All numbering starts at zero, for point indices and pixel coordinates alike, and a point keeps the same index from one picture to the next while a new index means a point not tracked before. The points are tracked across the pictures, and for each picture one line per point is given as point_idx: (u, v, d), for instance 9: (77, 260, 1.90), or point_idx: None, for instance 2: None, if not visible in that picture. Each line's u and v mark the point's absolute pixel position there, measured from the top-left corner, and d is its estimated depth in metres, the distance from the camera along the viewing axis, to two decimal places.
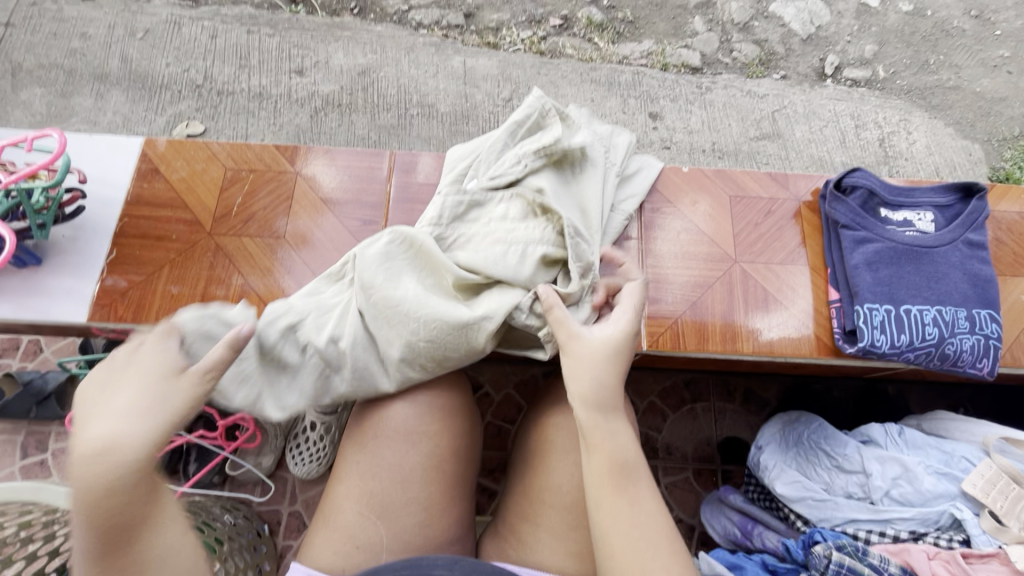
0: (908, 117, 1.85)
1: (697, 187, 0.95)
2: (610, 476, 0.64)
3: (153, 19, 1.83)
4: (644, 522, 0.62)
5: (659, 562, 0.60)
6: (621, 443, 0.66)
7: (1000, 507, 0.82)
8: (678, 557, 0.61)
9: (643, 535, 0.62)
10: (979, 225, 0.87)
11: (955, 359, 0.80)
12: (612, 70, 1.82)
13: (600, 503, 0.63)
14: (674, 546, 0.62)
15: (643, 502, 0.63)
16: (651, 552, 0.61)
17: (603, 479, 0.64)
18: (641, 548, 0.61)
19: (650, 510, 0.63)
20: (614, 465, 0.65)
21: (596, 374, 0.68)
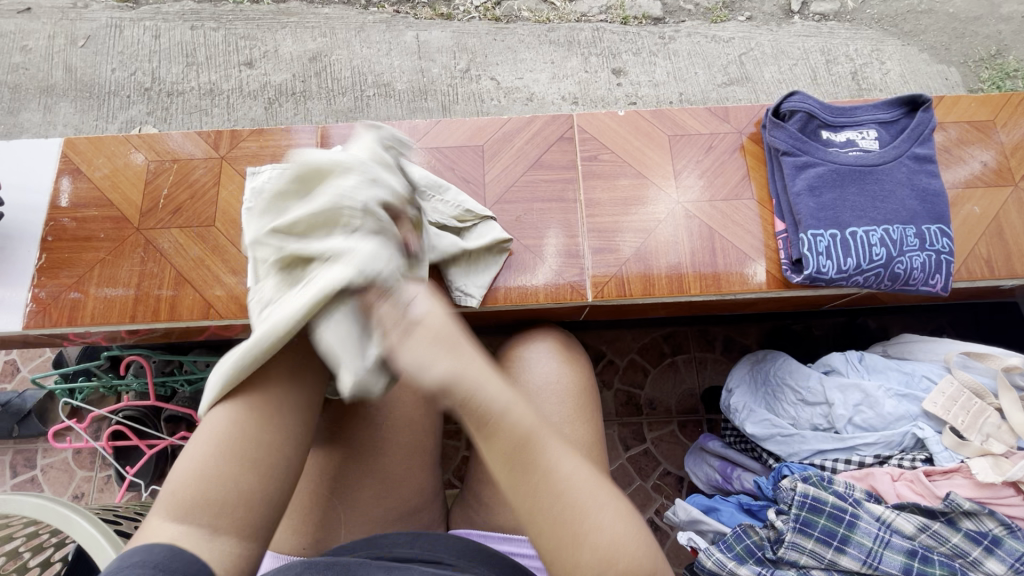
0: (880, 47, 1.79)
1: (636, 132, 0.92)
2: (513, 459, 0.55)
3: (93, 24, 1.76)
4: (576, 477, 0.55)
5: (594, 521, 0.54)
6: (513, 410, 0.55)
7: (961, 422, 0.82)
8: (611, 512, 0.54)
9: (568, 503, 0.54)
10: (925, 138, 0.84)
11: (906, 278, 0.79)
12: (571, 29, 1.76)
13: (521, 468, 0.55)
14: (590, 501, 0.54)
15: (560, 469, 0.55)
16: (579, 519, 0.54)
17: (513, 467, 0.54)
18: (566, 520, 0.53)
19: (572, 472, 0.55)
20: (521, 438, 0.55)
21: (457, 352, 0.56)
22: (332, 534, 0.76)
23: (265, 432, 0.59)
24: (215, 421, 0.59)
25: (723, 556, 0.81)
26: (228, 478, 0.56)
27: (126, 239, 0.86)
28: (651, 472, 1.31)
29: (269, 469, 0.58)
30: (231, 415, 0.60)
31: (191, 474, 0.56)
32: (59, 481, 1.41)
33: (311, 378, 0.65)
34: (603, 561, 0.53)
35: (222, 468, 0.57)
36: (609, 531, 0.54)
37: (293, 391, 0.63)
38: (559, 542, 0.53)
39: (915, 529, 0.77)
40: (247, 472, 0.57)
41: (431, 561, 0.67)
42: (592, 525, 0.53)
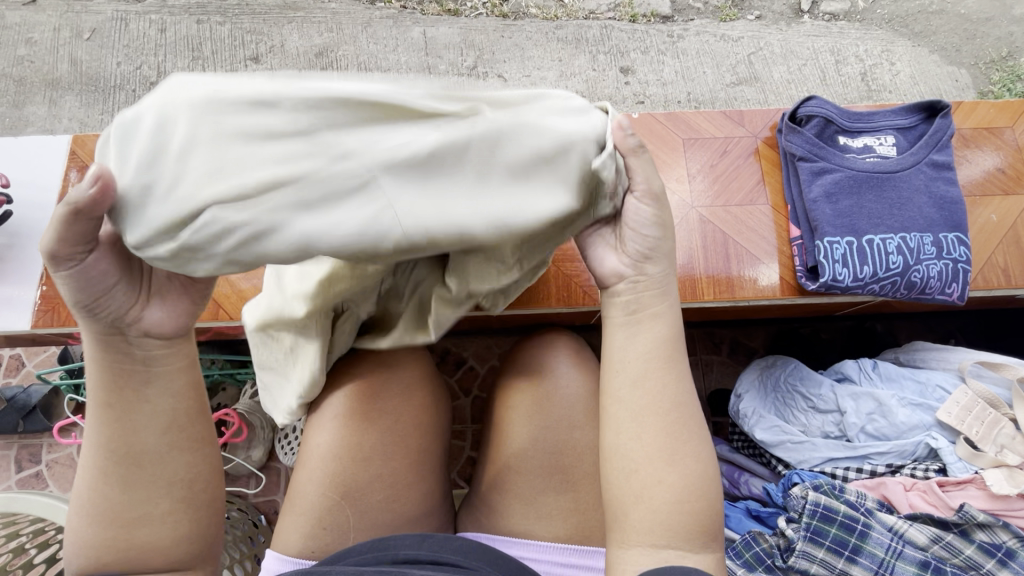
0: (890, 47, 1.77)
1: (650, 134, 0.91)
2: (651, 354, 0.56)
3: (99, 17, 1.75)
4: (685, 403, 0.55)
5: (691, 450, 0.54)
6: (667, 314, 0.57)
7: (976, 433, 0.81)
8: (703, 454, 0.55)
9: (682, 417, 0.55)
10: (944, 144, 0.83)
11: (923, 286, 0.78)
12: (579, 26, 1.74)
13: (649, 371, 0.55)
14: (695, 429, 0.55)
15: (683, 383, 0.56)
16: (684, 439, 0.55)
17: (649, 361, 0.56)
18: (676, 431, 0.54)
19: (687, 395, 0.56)
20: (666, 339, 0.56)
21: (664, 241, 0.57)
22: (341, 537, 0.75)
23: (118, 489, 0.53)
24: (76, 488, 0.54)
25: (733, 563, 0.80)
26: (105, 543, 0.53)
27: None
28: None
29: (136, 531, 0.53)
30: (87, 476, 0.54)
31: (80, 540, 0.53)
32: (64, 477, 1.37)
33: (139, 404, 0.53)
34: (682, 494, 0.53)
35: (94, 535, 0.53)
36: (694, 469, 0.54)
37: (127, 427, 0.53)
38: (657, 450, 0.54)
39: (928, 541, 0.76)
40: (115, 532, 0.53)
41: (439, 562, 0.66)
42: (689, 452, 0.54)
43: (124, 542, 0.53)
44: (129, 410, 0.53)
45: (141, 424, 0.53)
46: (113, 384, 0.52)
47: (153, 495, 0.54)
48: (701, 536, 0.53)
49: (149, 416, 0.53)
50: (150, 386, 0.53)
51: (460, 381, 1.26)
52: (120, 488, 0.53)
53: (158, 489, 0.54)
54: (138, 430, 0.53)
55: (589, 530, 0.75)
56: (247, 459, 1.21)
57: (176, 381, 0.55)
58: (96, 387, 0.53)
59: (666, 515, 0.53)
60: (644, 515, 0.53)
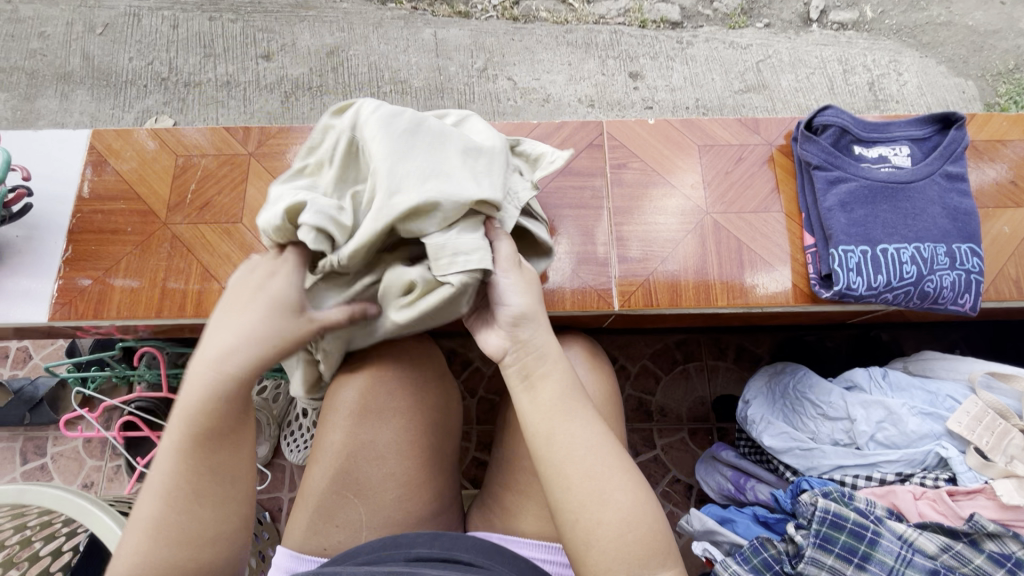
0: (898, 58, 1.78)
1: (663, 139, 0.92)
2: (552, 412, 0.59)
3: (112, 12, 1.76)
4: (594, 447, 0.58)
5: (613, 487, 0.56)
6: (554, 369, 0.62)
7: (986, 443, 0.82)
8: (629, 481, 0.57)
9: (596, 461, 0.57)
10: (958, 155, 0.84)
11: (935, 296, 0.78)
12: (589, 31, 1.75)
13: (552, 434, 0.59)
14: (618, 465, 0.58)
15: (591, 431, 0.59)
16: (607, 476, 0.57)
17: (553, 417, 0.59)
18: (594, 475, 0.57)
19: (598, 437, 0.59)
20: (557, 395, 0.60)
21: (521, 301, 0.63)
22: (354, 535, 0.76)
23: (212, 509, 0.56)
24: (143, 511, 0.55)
25: (740, 568, 0.80)
26: (183, 561, 0.54)
27: (153, 233, 0.87)
28: (660, 479, 1.28)
29: (209, 555, 0.56)
30: (159, 497, 0.55)
31: (137, 559, 0.54)
32: (69, 470, 1.36)
33: (243, 433, 0.59)
34: (620, 527, 0.55)
35: (172, 554, 0.54)
36: (626, 499, 0.56)
37: (228, 450, 0.58)
38: (586, 496, 0.56)
39: (937, 549, 0.77)
40: (199, 548, 0.55)
41: (450, 561, 0.66)
42: (609, 491, 0.56)
43: (197, 557, 0.55)
44: (240, 431, 0.59)
45: (230, 447, 0.58)
46: (226, 413, 0.57)
47: (241, 514, 0.59)
48: (657, 557, 0.55)
49: (241, 444, 0.59)
50: (250, 416, 0.60)
51: (466, 382, 1.26)
52: (198, 508, 0.56)
53: (240, 507, 0.58)
54: (227, 452, 0.58)
55: None
56: (253, 455, 1.21)
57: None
58: (200, 415, 0.56)
59: (615, 554, 0.54)
60: (598, 559, 0.55)
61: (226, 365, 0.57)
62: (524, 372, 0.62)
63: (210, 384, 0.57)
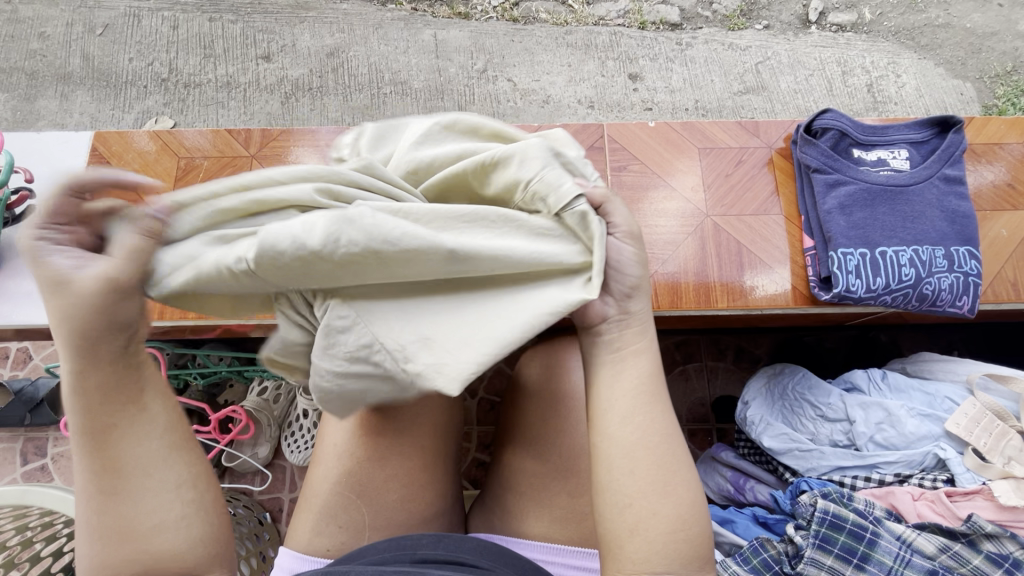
0: (896, 60, 1.78)
1: (663, 141, 0.92)
2: (635, 391, 0.55)
3: (111, 13, 1.76)
4: (668, 435, 0.55)
5: (680, 478, 0.54)
6: (649, 347, 0.58)
7: (984, 444, 0.83)
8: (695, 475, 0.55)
9: (671, 449, 0.54)
10: (957, 159, 0.84)
11: (934, 299, 0.79)
12: (589, 32, 1.76)
13: (632, 411, 0.54)
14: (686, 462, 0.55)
15: (670, 419, 0.56)
16: (672, 470, 0.54)
17: (635, 398, 0.55)
18: (664, 464, 0.53)
19: (673, 428, 0.56)
20: (647, 373, 0.56)
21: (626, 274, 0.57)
22: (356, 536, 0.76)
23: (131, 498, 0.50)
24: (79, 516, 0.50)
25: (740, 568, 0.81)
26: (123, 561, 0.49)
27: None
28: None
29: (153, 549, 0.50)
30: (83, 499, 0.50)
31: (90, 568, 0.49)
32: (69, 471, 1.35)
33: (135, 409, 0.51)
34: (675, 524, 0.52)
35: (108, 554, 0.49)
36: (691, 494, 0.54)
37: (129, 430, 0.50)
38: (647, 482, 0.52)
39: (935, 550, 0.77)
40: (133, 542, 0.49)
41: (452, 562, 0.66)
42: (678, 481, 0.53)
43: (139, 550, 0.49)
44: (130, 413, 0.50)
45: (127, 434, 0.50)
46: (109, 399, 0.50)
47: (170, 490, 0.51)
48: (700, 561, 0.52)
49: (141, 424, 0.51)
50: (143, 389, 0.52)
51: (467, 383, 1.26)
52: (124, 502, 0.50)
53: (165, 492, 0.51)
54: (128, 440, 0.50)
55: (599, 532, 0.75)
56: (254, 456, 1.21)
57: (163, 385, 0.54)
58: (80, 405, 0.49)
59: (655, 551, 0.51)
60: (639, 547, 0.52)
61: (87, 354, 0.49)
62: (619, 339, 0.57)
63: (81, 372, 0.49)
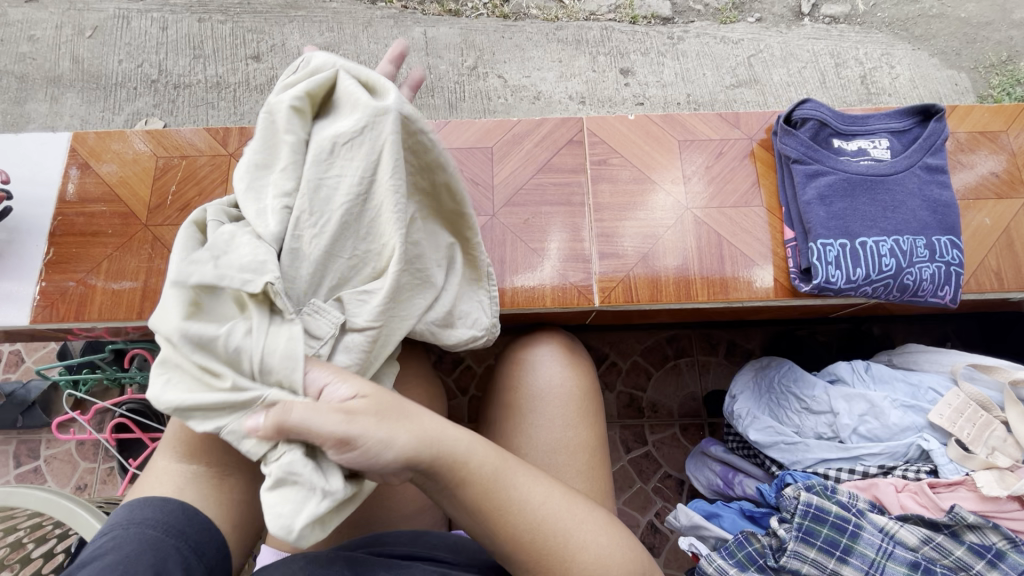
0: (889, 51, 1.77)
1: (646, 135, 0.92)
2: (490, 500, 0.59)
3: (101, 15, 1.76)
4: (548, 511, 0.60)
5: (577, 539, 0.60)
6: (477, 458, 0.60)
7: (966, 435, 0.82)
8: (590, 525, 0.61)
9: (552, 528, 0.60)
10: (938, 148, 0.84)
11: (915, 289, 0.78)
12: (580, 28, 1.75)
13: (501, 517, 0.59)
14: (569, 522, 0.61)
15: (531, 502, 0.60)
16: (565, 533, 0.60)
17: (494, 507, 0.59)
18: (553, 547, 0.59)
19: (544, 501, 0.61)
20: (491, 485, 0.60)
21: (407, 428, 0.56)
22: (336, 532, 0.75)
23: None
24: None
25: (725, 563, 0.80)
26: (207, 431, 0.68)
27: (134, 234, 0.87)
28: (651, 475, 1.28)
29: (231, 451, 0.68)
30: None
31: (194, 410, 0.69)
32: (62, 473, 1.35)
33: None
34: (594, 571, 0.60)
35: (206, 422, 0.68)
36: (592, 541, 0.60)
37: None
38: (550, 561, 0.59)
39: (918, 541, 0.77)
40: (234, 430, 0.69)
41: (429, 558, 0.66)
42: (577, 543, 0.60)
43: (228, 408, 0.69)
44: None
45: None
46: None
47: None
48: None
49: None
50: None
51: (457, 380, 1.24)
52: None
53: None
54: None
55: None
56: None
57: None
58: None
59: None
60: None
61: None
62: (450, 473, 0.59)
63: None
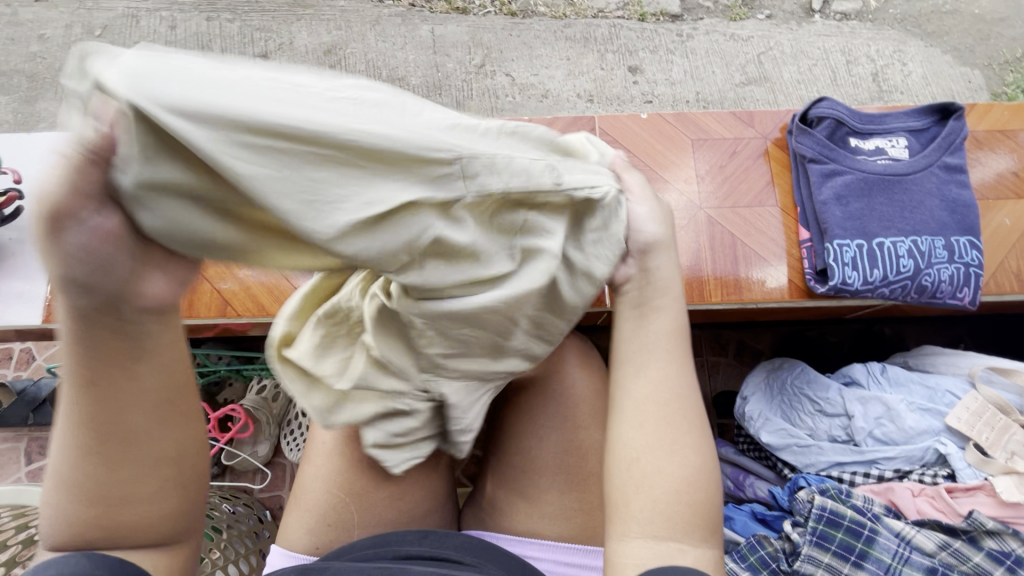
0: (902, 47, 1.74)
1: (658, 134, 0.91)
2: (661, 348, 0.55)
3: (110, 14, 1.76)
4: (683, 398, 0.54)
5: (686, 445, 0.53)
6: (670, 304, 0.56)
7: (985, 439, 0.81)
8: (703, 442, 0.53)
9: (684, 410, 0.53)
10: (957, 147, 0.82)
11: (933, 290, 0.77)
12: (588, 25, 1.74)
13: (645, 366, 0.54)
14: (694, 424, 0.54)
15: (685, 377, 0.55)
16: (683, 430, 0.53)
17: (657, 350, 0.55)
18: (671, 428, 0.53)
19: (686, 385, 0.54)
20: (671, 333, 0.55)
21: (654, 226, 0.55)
22: (348, 533, 0.75)
23: (115, 476, 0.42)
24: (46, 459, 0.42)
25: (737, 566, 0.80)
26: (98, 523, 0.43)
27: None
28: None
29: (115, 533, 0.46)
30: (61, 454, 0.42)
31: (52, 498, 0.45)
32: None
33: (134, 386, 0.40)
34: (681, 485, 0.51)
35: (80, 514, 0.43)
36: (694, 462, 0.52)
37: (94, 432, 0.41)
38: (654, 440, 0.52)
39: (935, 547, 0.76)
40: (111, 518, 0.43)
41: (441, 559, 0.65)
42: (684, 446, 0.52)
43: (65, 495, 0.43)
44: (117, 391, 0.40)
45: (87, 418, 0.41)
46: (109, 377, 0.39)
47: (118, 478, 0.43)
48: (701, 528, 0.51)
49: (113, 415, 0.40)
50: (142, 360, 0.40)
51: None
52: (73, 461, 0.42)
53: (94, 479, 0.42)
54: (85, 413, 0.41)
55: (595, 530, 0.74)
56: (253, 455, 1.21)
57: (175, 348, 0.42)
58: (67, 368, 0.38)
59: (649, 525, 0.50)
60: (642, 506, 0.51)
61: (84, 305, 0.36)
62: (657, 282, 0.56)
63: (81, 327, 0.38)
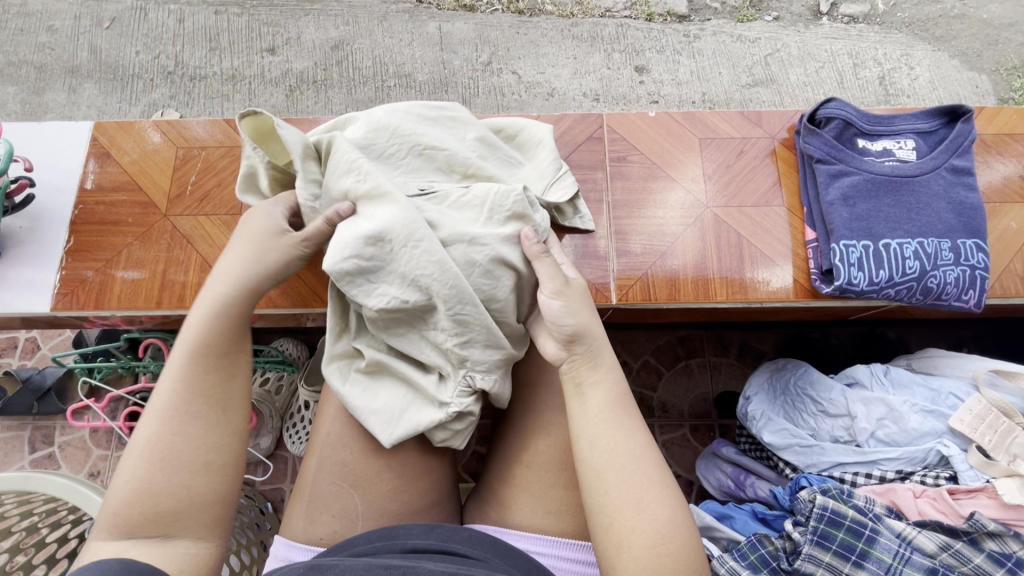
0: (910, 51, 1.74)
1: (665, 132, 0.91)
2: (607, 415, 0.62)
3: (119, 6, 1.77)
4: (639, 455, 0.59)
5: (651, 498, 0.57)
6: (607, 376, 0.64)
7: (988, 442, 0.81)
8: (666, 494, 0.58)
9: (641, 468, 0.59)
10: (964, 149, 0.82)
11: (938, 292, 0.77)
12: (595, 24, 1.74)
13: (596, 438, 0.60)
14: (656, 475, 0.59)
15: (634, 436, 0.61)
16: (645, 487, 0.58)
17: (602, 420, 0.61)
18: (631, 486, 0.58)
19: (637, 444, 0.60)
20: (610, 402, 0.62)
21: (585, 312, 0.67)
22: (350, 526, 0.75)
23: (205, 430, 0.57)
24: (141, 433, 0.56)
25: (737, 564, 0.79)
26: (174, 487, 0.55)
27: (153, 224, 0.88)
28: None
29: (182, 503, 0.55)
30: (163, 419, 0.57)
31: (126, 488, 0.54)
32: (76, 459, 1.36)
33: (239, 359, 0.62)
34: (655, 540, 0.55)
35: (162, 480, 0.54)
36: (665, 513, 0.57)
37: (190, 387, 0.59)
38: (621, 501, 0.57)
39: (936, 548, 0.76)
40: (187, 474, 0.55)
41: (443, 552, 0.65)
42: (647, 500, 0.57)
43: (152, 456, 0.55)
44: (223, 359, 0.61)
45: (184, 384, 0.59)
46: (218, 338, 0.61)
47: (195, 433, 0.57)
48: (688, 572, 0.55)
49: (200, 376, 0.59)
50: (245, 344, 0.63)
51: None
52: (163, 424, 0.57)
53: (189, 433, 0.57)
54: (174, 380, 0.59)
55: None
56: (255, 447, 1.21)
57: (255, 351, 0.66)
58: (201, 335, 0.61)
59: (645, 564, 0.55)
60: (627, 566, 0.55)
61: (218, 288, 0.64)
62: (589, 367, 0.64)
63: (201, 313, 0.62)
